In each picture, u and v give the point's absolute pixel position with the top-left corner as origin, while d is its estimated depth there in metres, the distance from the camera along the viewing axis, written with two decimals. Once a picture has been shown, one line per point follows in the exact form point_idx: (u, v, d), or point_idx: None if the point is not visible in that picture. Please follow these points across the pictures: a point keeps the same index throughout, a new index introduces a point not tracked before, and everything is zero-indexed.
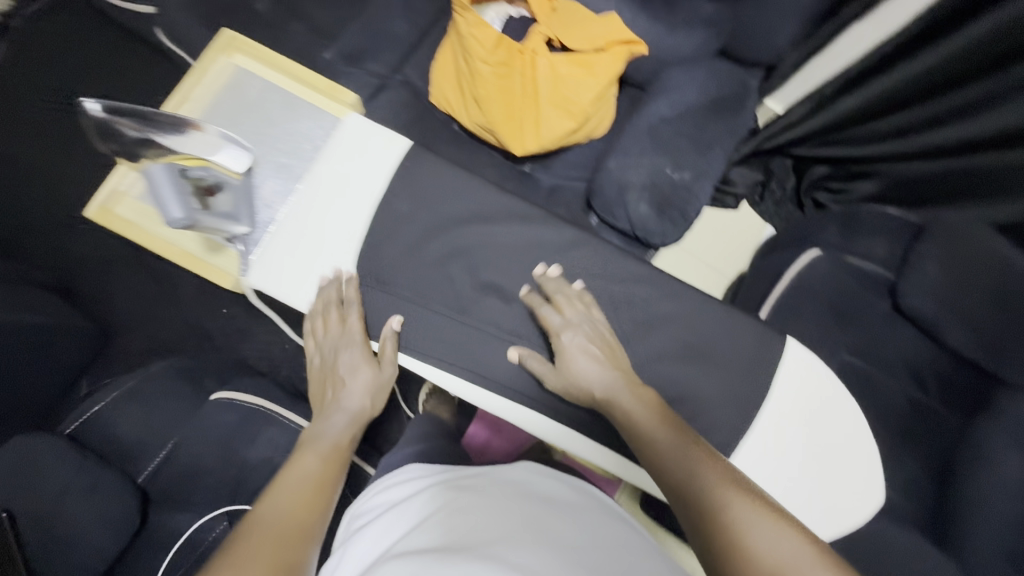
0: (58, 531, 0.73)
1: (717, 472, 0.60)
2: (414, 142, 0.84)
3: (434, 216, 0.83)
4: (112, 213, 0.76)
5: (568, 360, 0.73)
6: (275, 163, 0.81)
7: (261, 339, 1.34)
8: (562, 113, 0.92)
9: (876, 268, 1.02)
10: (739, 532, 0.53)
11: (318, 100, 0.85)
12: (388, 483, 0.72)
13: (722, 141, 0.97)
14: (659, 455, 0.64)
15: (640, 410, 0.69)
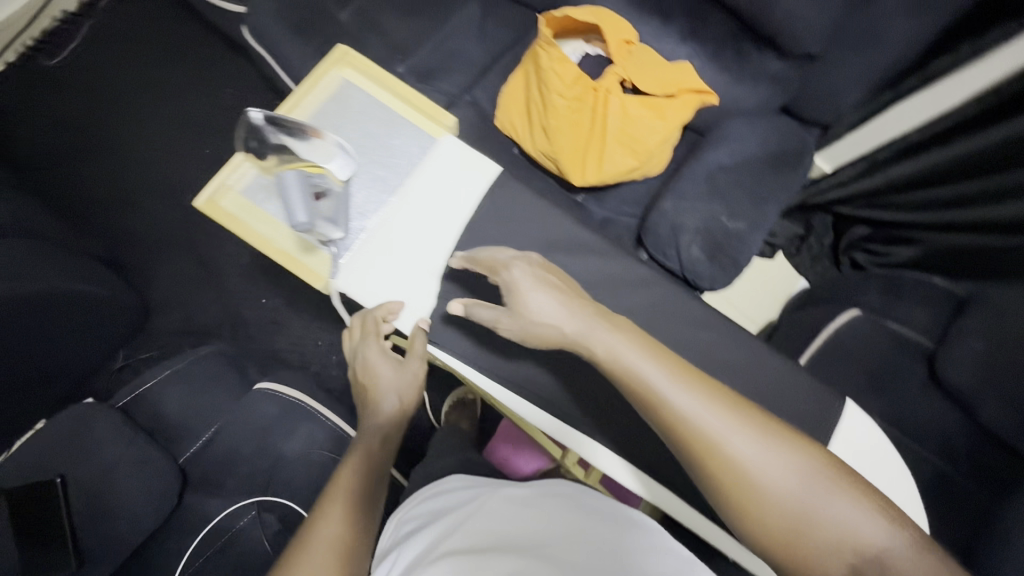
0: (104, 502, 0.77)
1: (709, 399, 0.58)
2: (501, 169, 0.85)
3: (515, 240, 0.84)
4: (218, 205, 0.79)
5: (522, 295, 0.68)
6: (372, 176, 0.85)
7: (296, 331, 1.35)
8: (626, 151, 0.95)
9: (916, 334, 1.02)
10: (745, 470, 0.54)
11: (419, 121, 0.87)
12: (433, 492, 0.75)
13: (778, 195, 0.99)
14: (645, 393, 0.59)
15: (615, 340, 0.63)
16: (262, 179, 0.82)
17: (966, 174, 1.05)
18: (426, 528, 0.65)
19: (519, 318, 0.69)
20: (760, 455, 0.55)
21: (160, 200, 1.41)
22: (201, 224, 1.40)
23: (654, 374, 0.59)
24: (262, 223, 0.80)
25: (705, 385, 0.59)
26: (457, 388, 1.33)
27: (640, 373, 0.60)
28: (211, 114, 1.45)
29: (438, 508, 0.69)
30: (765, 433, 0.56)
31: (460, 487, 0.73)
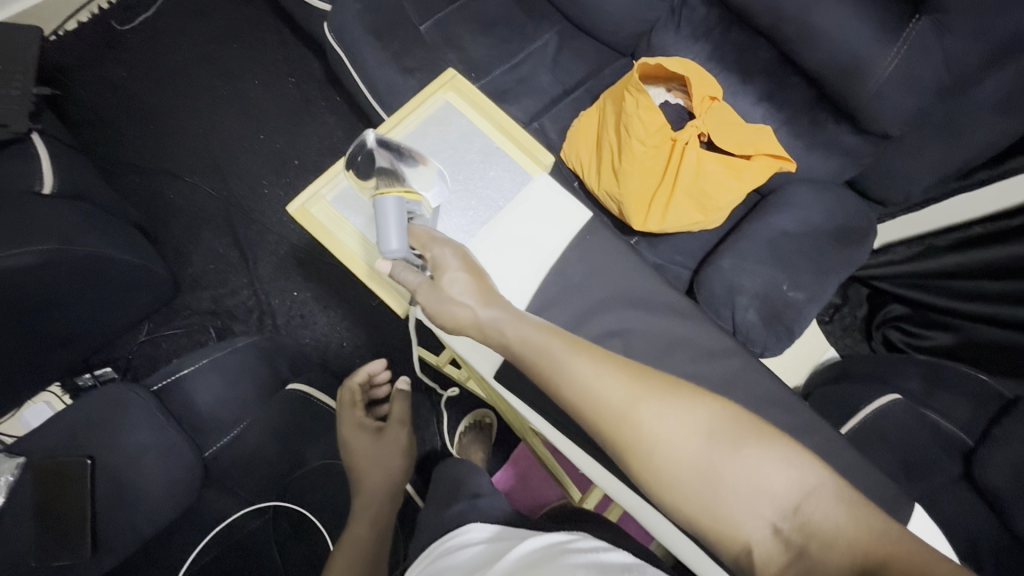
0: (128, 489, 0.74)
1: (616, 372, 0.59)
2: (592, 215, 0.81)
3: (597, 289, 0.79)
4: (309, 213, 0.77)
5: (444, 273, 0.67)
6: (463, 205, 0.79)
7: (322, 328, 1.32)
8: (694, 204, 0.94)
9: (956, 430, 1.00)
10: (645, 431, 0.54)
11: (519, 156, 0.82)
12: (453, 545, 0.72)
13: (840, 270, 0.97)
14: (551, 375, 0.60)
15: (525, 328, 0.64)
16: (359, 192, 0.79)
17: (1012, 272, 1.07)
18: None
19: (437, 296, 0.66)
20: (668, 418, 0.54)
21: (206, 177, 1.40)
22: (244, 207, 1.39)
23: (562, 352, 0.61)
24: (352, 239, 0.77)
25: (610, 360, 0.60)
26: (474, 410, 1.29)
27: (546, 353, 0.61)
28: (271, 100, 1.45)
29: (463, 564, 0.66)
30: (671, 393, 0.56)
31: (478, 544, 0.70)
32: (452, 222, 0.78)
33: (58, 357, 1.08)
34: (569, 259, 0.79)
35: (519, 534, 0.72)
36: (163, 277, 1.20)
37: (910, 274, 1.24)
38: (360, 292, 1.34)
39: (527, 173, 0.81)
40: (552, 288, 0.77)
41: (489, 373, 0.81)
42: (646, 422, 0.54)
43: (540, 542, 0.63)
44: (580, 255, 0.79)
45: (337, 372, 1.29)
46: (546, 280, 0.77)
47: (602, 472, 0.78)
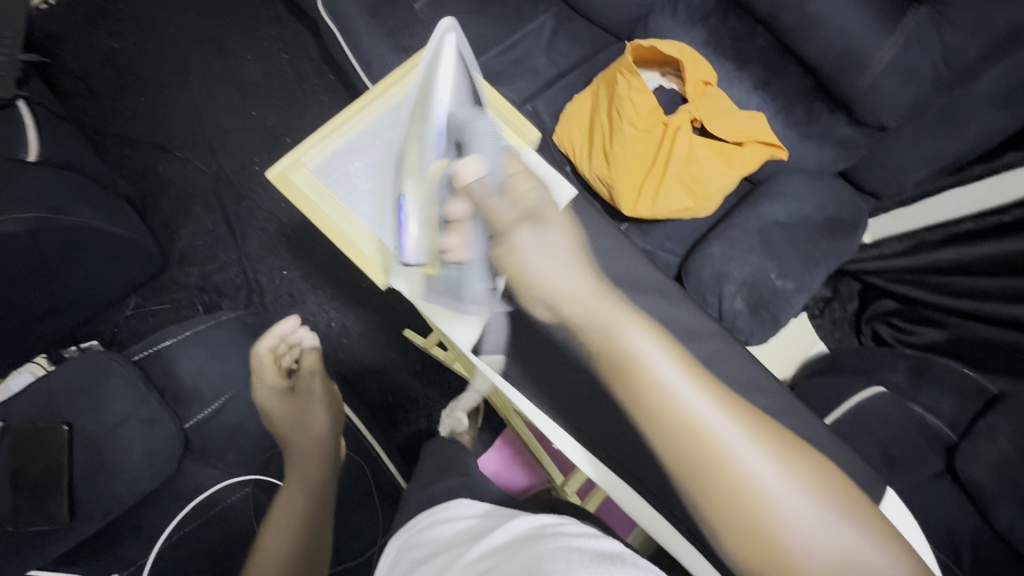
0: (105, 457, 0.74)
1: (727, 411, 0.53)
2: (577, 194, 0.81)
3: None
4: (289, 179, 0.75)
5: (539, 214, 0.62)
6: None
7: (311, 308, 1.32)
8: (684, 190, 0.93)
9: (940, 423, 1.00)
10: (750, 487, 0.50)
11: (506, 130, 0.82)
12: (441, 518, 0.72)
13: (829, 260, 0.97)
14: (652, 384, 0.54)
15: (633, 329, 0.57)
16: (341, 163, 0.77)
17: (998, 269, 1.07)
18: (431, 565, 0.63)
19: (536, 236, 0.62)
20: (772, 475, 0.50)
21: (197, 154, 1.39)
22: (235, 184, 1.37)
23: (667, 370, 0.54)
24: (335, 204, 0.75)
25: (720, 394, 0.55)
26: (461, 392, 1.29)
27: (653, 365, 0.55)
28: (264, 77, 1.43)
29: (447, 540, 0.67)
30: (774, 450, 0.52)
31: (467, 517, 0.70)
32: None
33: (42, 328, 1.07)
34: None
35: (506, 511, 0.72)
36: (151, 251, 1.19)
37: (901, 269, 1.24)
38: (349, 272, 1.34)
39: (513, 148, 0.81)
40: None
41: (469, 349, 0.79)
42: (752, 472, 0.50)
43: (529, 523, 0.64)
44: None
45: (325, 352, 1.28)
46: None
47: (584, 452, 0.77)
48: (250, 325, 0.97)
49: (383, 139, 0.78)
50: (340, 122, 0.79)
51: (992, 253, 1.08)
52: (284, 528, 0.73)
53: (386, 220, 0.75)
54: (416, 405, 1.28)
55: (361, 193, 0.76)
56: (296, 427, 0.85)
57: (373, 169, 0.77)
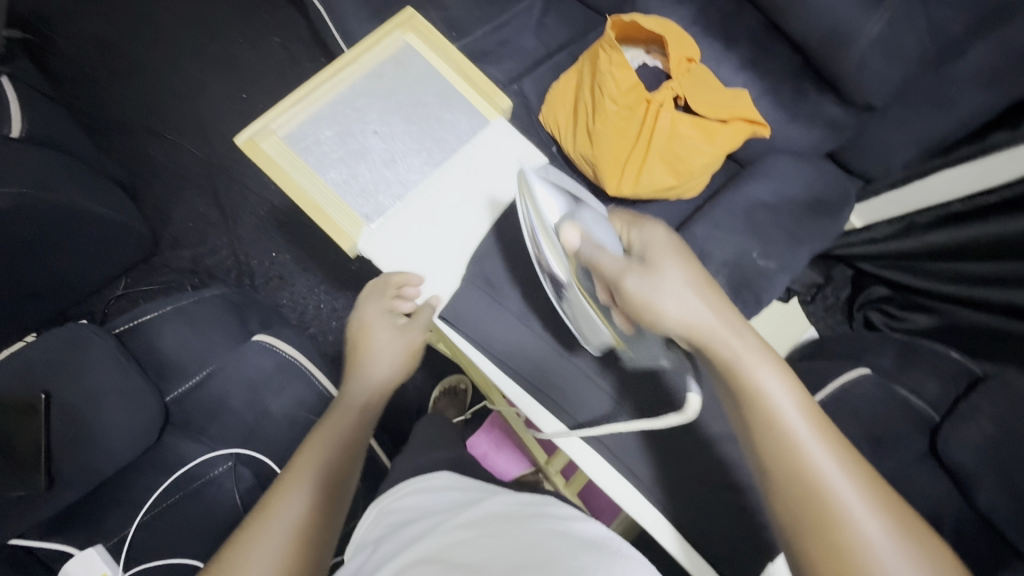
0: (86, 427, 0.75)
1: (861, 473, 0.47)
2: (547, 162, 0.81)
3: None
4: (257, 146, 0.73)
5: (654, 257, 0.56)
6: (416, 145, 0.78)
7: (301, 290, 1.30)
8: (667, 169, 0.93)
9: (926, 407, 0.99)
10: (866, 559, 0.43)
11: (477, 99, 0.81)
12: (421, 485, 0.69)
13: (813, 241, 0.96)
14: (780, 429, 0.48)
15: (763, 366, 0.50)
16: (310, 130, 0.76)
17: (987, 253, 1.06)
18: (404, 528, 0.59)
19: (645, 281, 0.55)
20: (893, 556, 0.43)
21: (188, 135, 1.38)
22: (225, 166, 1.36)
23: (797, 417, 0.48)
24: (304, 171, 0.73)
25: (856, 456, 0.48)
26: (449, 375, 1.29)
27: (782, 407, 0.49)
28: (255, 60, 1.43)
29: (423, 507, 0.64)
30: (910, 528, 0.45)
31: (446, 490, 0.68)
32: (406, 162, 0.77)
33: (32, 310, 1.07)
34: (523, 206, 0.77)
35: (483, 488, 0.69)
36: (140, 231, 1.19)
37: (893, 254, 1.23)
38: (340, 255, 1.33)
39: (484, 118, 0.80)
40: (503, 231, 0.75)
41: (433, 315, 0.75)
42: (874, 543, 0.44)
43: (511, 502, 0.61)
44: None
45: (315, 335, 1.27)
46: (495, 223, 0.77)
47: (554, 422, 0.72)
48: (234, 302, 0.97)
49: (353, 108, 0.77)
50: (309, 88, 0.77)
51: (983, 236, 1.07)
52: (313, 468, 0.61)
53: (356, 188, 0.75)
54: (405, 388, 1.27)
55: (331, 161, 0.75)
56: (363, 372, 0.73)
57: (343, 137, 0.76)
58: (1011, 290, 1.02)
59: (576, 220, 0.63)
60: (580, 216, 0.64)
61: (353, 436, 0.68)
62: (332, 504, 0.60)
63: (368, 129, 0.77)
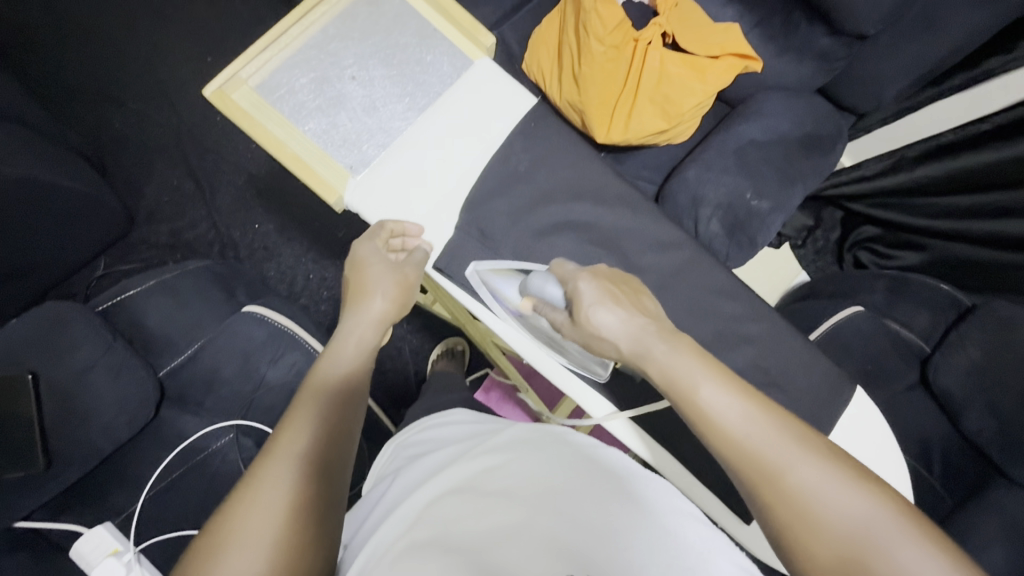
0: (76, 404, 0.74)
1: (770, 419, 0.47)
2: (537, 103, 0.78)
3: (545, 185, 0.76)
4: (227, 97, 0.68)
5: (583, 310, 0.56)
6: (398, 90, 0.74)
7: (288, 260, 1.27)
8: (657, 111, 0.91)
9: (914, 337, 1.02)
10: (808, 502, 0.44)
11: (457, 37, 0.77)
12: (441, 421, 0.68)
13: (806, 178, 0.96)
14: (704, 421, 0.49)
15: (677, 360, 0.51)
16: (284, 79, 0.71)
17: (985, 184, 1.05)
18: (424, 460, 0.57)
19: (588, 328, 0.56)
20: (824, 483, 0.44)
21: (153, 104, 1.31)
22: (195, 135, 1.30)
23: (714, 396, 0.48)
24: (281, 122, 0.69)
25: (776, 411, 0.48)
26: (447, 338, 1.28)
27: (700, 395, 0.49)
28: (214, 19, 1.34)
29: (443, 440, 0.61)
30: (833, 458, 0.46)
31: (460, 423, 0.64)
32: (388, 108, 0.73)
33: (10, 293, 1.04)
34: (513, 150, 0.76)
35: (492, 419, 0.66)
36: (113, 207, 1.14)
37: (882, 192, 1.21)
38: (324, 223, 1.29)
39: (468, 58, 0.77)
40: (495, 178, 0.75)
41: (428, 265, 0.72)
42: (802, 471, 0.45)
43: (529, 428, 0.56)
44: (524, 145, 0.76)
45: (305, 305, 1.24)
46: (486, 168, 0.74)
47: (555, 365, 0.71)
48: (218, 273, 0.94)
49: (327, 53, 0.73)
50: (277, 33, 0.72)
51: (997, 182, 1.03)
52: (309, 418, 0.49)
53: (337, 138, 0.71)
54: (402, 353, 1.27)
55: (309, 111, 0.71)
56: (358, 309, 0.61)
57: (319, 85, 0.72)
58: (1015, 224, 1.02)
59: (531, 292, 0.64)
60: (533, 281, 0.65)
61: (352, 382, 0.55)
62: (330, 467, 0.48)
63: (345, 74, 0.73)
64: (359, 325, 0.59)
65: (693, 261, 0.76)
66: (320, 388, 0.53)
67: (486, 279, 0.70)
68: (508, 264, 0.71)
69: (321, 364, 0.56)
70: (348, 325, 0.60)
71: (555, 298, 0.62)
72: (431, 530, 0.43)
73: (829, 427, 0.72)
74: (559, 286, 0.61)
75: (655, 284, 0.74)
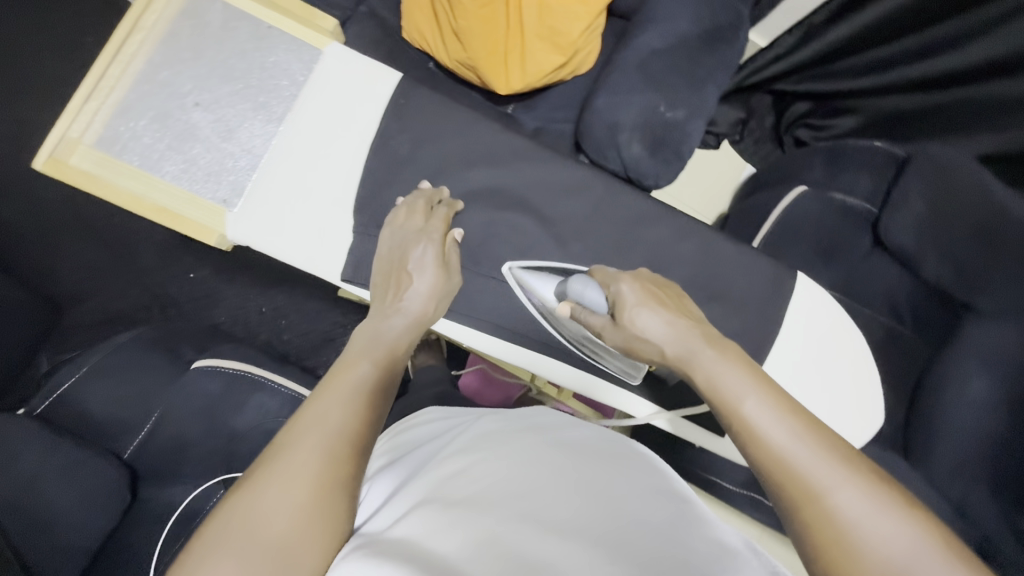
0: (37, 513, 0.68)
1: (815, 435, 0.44)
2: (404, 75, 0.74)
3: (447, 159, 0.73)
4: (63, 164, 0.64)
5: (626, 312, 0.56)
6: (250, 104, 0.70)
7: (234, 301, 1.22)
8: (548, 46, 0.87)
9: (859, 202, 1.01)
10: (847, 528, 0.40)
11: (301, 31, 0.72)
12: (411, 422, 0.66)
13: (716, 76, 0.93)
14: (743, 430, 0.46)
15: (724, 368, 0.50)
16: (120, 126, 0.66)
17: (903, 28, 1.02)
18: (394, 466, 0.55)
19: (643, 326, 0.55)
20: (867, 514, 0.40)
21: (35, 180, 1.21)
22: (94, 201, 1.22)
23: (759, 412, 0.45)
24: (132, 175, 0.66)
25: (828, 433, 0.44)
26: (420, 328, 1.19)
27: (744, 410, 0.46)
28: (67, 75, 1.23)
29: (413, 443, 0.60)
30: (881, 487, 0.41)
31: (426, 422, 0.64)
32: (245, 127, 0.70)
33: None
34: (390, 132, 0.72)
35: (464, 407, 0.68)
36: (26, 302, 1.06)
37: (803, 64, 1.18)
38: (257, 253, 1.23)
39: (315, 48, 0.72)
40: (381, 167, 0.71)
41: (337, 277, 0.69)
42: (844, 493, 0.41)
43: (498, 416, 0.58)
44: (400, 125, 0.72)
45: (267, 340, 1.20)
46: (367, 158, 0.71)
47: (505, 343, 0.73)
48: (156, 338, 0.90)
49: (160, 85, 0.68)
50: (95, 78, 0.66)
51: (929, 24, 0.98)
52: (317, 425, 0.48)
53: (200, 173, 0.68)
54: None
55: (160, 154, 0.67)
56: (393, 306, 0.61)
57: (162, 122, 0.67)
58: (937, 62, 1.00)
59: (569, 295, 0.63)
60: (570, 285, 0.63)
61: (377, 383, 0.54)
62: (343, 484, 0.46)
63: (188, 102, 0.68)
64: (396, 321, 0.60)
65: (613, 198, 0.74)
66: (346, 374, 0.53)
67: (520, 279, 0.69)
68: (545, 264, 0.70)
69: (347, 362, 0.55)
70: (388, 319, 0.60)
71: (597, 301, 0.60)
72: (392, 543, 0.40)
73: (779, 325, 0.75)
74: (602, 289, 0.60)
75: (574, 233, 0.74)
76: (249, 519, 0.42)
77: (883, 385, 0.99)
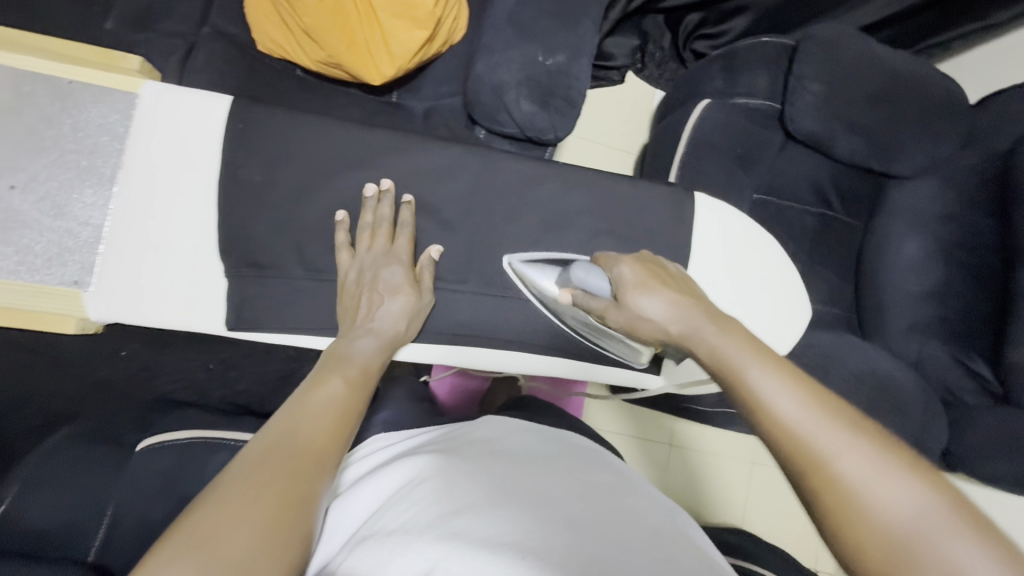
0: None
1: (819, 402, 0.43)
2: (235, 97, 0.69)
3: (325, 171, 0.70)
4: None
5: (628, 294, 0.56)
6: (72, 171, 0.66)
7: (176, 366, 1.08)
8: (407, 23, 0.82)
9: (763, 102, 0.97)
10: (858, 493, 0.39)
11: (109, 79, 0.67)
12: (366, 453, 0.67)
13: (590, 11, 0.89)
14: (750, 400, 0.45)
15: (727, 340, 0.49)
16: None
17: None
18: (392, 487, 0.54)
19: (648, 304, 0.54)
20: (874, 475, 0.39)
21: None
22: None
23: (763, 381, 0.45)
24: None
25: (831, 397, 0.44)
26: None
27: (748, 378, 0.46)
28: None
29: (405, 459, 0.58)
30: (886, 447, 0.41)
31: (386, 448, 0.65)
32: (75, 199, 0.65)
33: None
34: (237, 162, 0.67)
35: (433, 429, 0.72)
36: None
37: None
38: None
39: (131, 93, 0.67)
40: (241, 202, 0.67)
41: (222, 328, 0.67)
42: (849, 456, 0.40)
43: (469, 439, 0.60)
44: (248, 152, 0.68)
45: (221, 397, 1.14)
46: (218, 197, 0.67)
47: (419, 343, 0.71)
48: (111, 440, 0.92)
49: None
50: None
51: None
52: (283, 445, 0.50)
53: (39, 260, 0.64)
54: None
55: None
56: (361, 327, 0.64)
57: None
58: None
59: (572, 283, 0.64)
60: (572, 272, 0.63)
61: (345, 405, 0.56)
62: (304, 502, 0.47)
63: (4, 187, 0.64)
64: (365, 341, 0.64)
65: (508, 168, 0.74)
66: (316, 392, 0.56)
67: (520, 271, 0.70)
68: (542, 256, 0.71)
69: (319, 381, 0.58)
70: (356, 339, 0.63)
71: (597, 285, 0.60)
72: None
73: (689, 245, 0.76)
74: (604, 274, 0.60)
75: (474, 211, 0.73)
76: (209, 533, 0.41)
77: (827, 271, 1.02)
